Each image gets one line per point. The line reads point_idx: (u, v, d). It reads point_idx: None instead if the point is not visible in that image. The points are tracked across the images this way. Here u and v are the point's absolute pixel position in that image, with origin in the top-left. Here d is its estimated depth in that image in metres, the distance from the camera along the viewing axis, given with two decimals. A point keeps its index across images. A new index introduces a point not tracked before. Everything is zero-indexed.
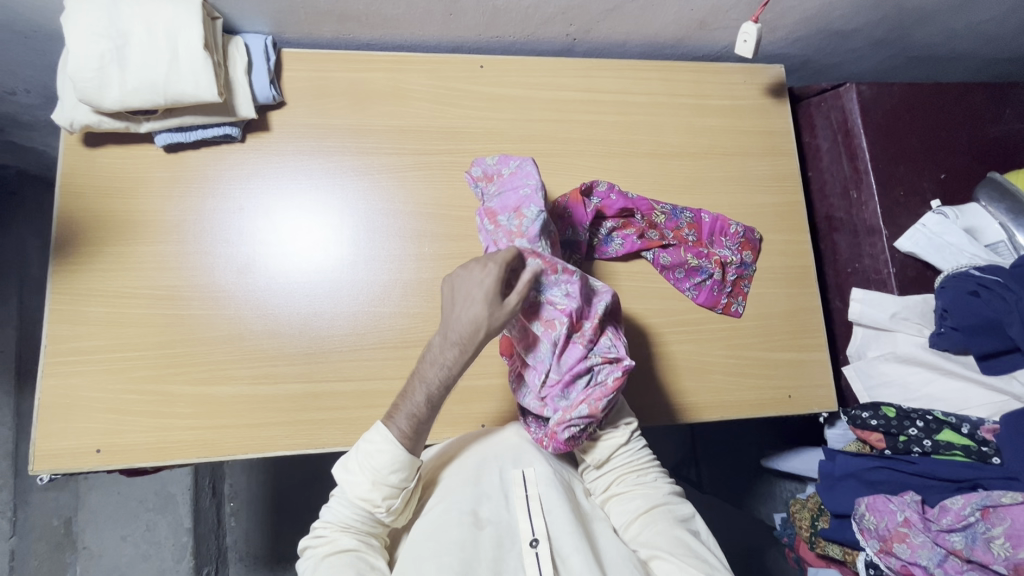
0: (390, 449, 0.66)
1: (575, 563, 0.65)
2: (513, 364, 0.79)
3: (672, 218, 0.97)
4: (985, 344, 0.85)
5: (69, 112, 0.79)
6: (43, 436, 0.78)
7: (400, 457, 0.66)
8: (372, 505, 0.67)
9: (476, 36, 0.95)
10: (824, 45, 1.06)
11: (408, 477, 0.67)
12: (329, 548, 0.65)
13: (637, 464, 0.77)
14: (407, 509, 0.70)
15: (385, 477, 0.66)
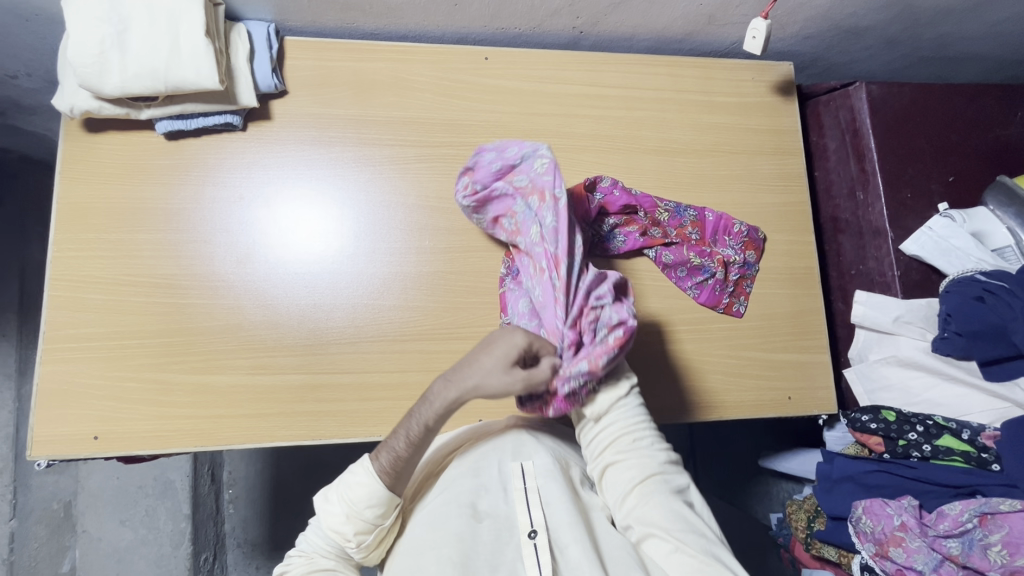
0: (370, 488, 0.66)
1: (573, 555, 0.65)
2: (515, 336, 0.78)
3: (675, 216, 0.96)
4: (988, 350, 0.83)
5: (69, 98, 0.78)
6: (42, 422, 0.78)
7: (377, 493, 0.66)
8: (346, 538, 0.67)
9: (482, 27, 0.94)
10: (834, 43, 1.04)
11: (384, 514, 0.67)
12: (304, 568, 0.66)
13: (632, 429, 0.73)
14: (382, 544, 0.69)
15: (360, 511, 0.66)
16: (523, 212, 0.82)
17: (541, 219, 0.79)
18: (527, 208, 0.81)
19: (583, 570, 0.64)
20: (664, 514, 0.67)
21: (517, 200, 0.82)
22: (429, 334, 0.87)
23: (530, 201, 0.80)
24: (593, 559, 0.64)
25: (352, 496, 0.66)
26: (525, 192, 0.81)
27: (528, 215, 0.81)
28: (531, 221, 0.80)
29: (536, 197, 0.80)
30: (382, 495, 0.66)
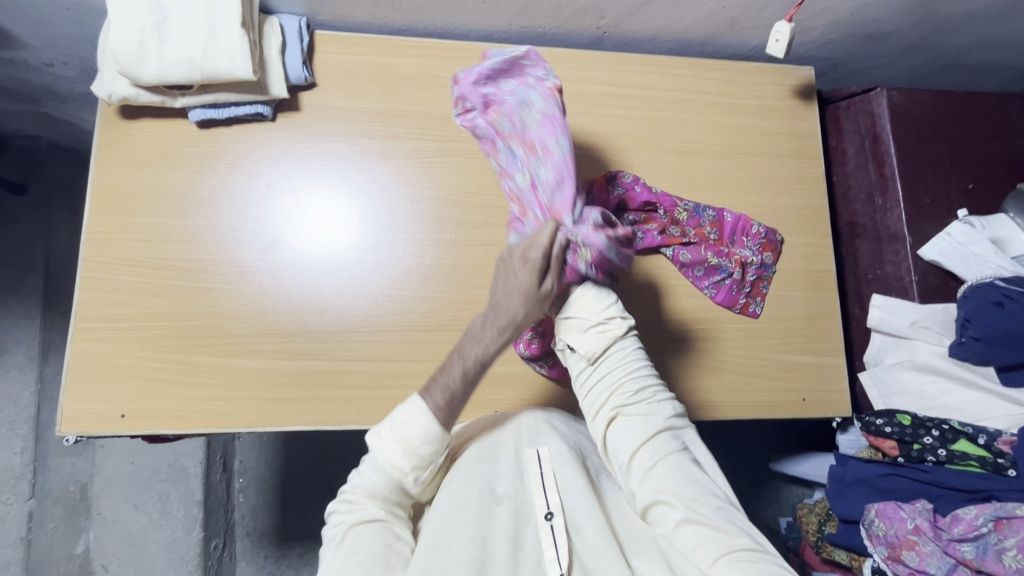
0: (424, 428, 0.67)
1: (589, 535, 0.66)
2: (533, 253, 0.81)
3: (694, 216, 0.97)
4: (1006, 355, 0.84)
5: (108, 85, 0.81)
6: (69, 399, 0.80)
7: (433, 430, 0.67)
8: (402, 478, 0.67)
9: (507, 25, 0.95)
10: (856, 49, 1.05)
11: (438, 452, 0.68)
12: (357, 515, 0.66)
13: (632, 379, 0.73)
14: (432, 484, 0.71)
15: (417, 448, 0.67)
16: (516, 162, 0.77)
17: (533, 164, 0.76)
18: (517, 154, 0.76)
19: (600, 550, 0.65)
20: (670, 475, 0.67)
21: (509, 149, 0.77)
22: (447, 325, 0.88)
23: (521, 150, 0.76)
24: (610, 538, 0.66)
25: (403, 433, 0.67)
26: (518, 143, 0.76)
27: (517, 162, 0.77)
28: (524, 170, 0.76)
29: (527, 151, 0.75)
30: (437, 434, 0.67)
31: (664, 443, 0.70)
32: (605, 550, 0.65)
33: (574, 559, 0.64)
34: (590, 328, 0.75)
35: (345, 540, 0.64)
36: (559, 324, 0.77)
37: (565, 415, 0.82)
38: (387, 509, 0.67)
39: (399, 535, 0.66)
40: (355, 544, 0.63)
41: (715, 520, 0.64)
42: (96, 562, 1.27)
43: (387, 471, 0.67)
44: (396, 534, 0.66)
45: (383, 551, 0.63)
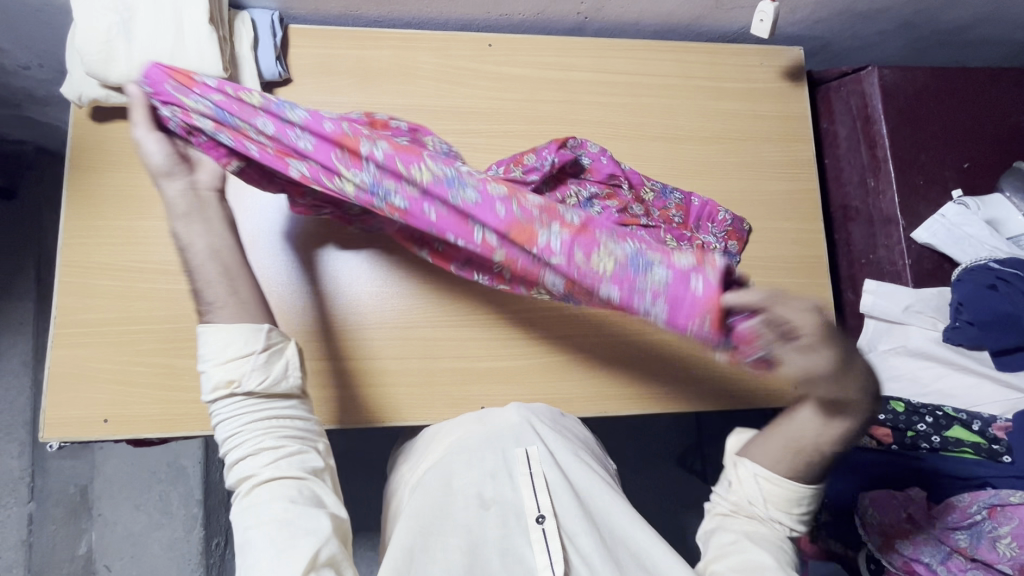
0: (226, 336, 0.58)
1: (584, 544, 0.66)
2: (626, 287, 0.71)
3: (660, 197, 0.93)
4: (1001, 340, 0.82)
5: (77, 87, 0.80)
6: (53, 404, 0.79)
7: (238, 325, 0.59)
8: (236, 393, 0.58)
9: (486, 13, 0.93)
10: (847, 27, 1.02)
11: (252, 340, 0.59)
12: (250, 482, 0.57)
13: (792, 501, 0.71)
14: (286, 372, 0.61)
15: (235, 355, 0.58)
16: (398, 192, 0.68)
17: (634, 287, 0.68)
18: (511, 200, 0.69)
19: (594, 558, 0.65)
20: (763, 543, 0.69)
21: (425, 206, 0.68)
22: (431, 321, 0.87)
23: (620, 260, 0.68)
24: (603, 551, 0.65)
25: (205, 353, 0.58)
26: (555, 213, 0.69)
27: (639, 263, 0.67)
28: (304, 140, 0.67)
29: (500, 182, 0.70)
30: (240, 329, 0.59)
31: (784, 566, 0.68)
32: (598, 559, 0.65)
33: (568, 568, 0.64)
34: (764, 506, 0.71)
35: (246, 513, 0.56)
36: (745, 470, 0.72)
37: (552, 409, 0.82)
38: (269, 460, 0.58)
39: (297, 483, 0.58)
40: (254, 511, 0.56)
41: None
42: (99, 563, 1.28)
43: (220, 408, 0.59)
44: (300, 486, 0.58)
45: (286, 515, 0.55)
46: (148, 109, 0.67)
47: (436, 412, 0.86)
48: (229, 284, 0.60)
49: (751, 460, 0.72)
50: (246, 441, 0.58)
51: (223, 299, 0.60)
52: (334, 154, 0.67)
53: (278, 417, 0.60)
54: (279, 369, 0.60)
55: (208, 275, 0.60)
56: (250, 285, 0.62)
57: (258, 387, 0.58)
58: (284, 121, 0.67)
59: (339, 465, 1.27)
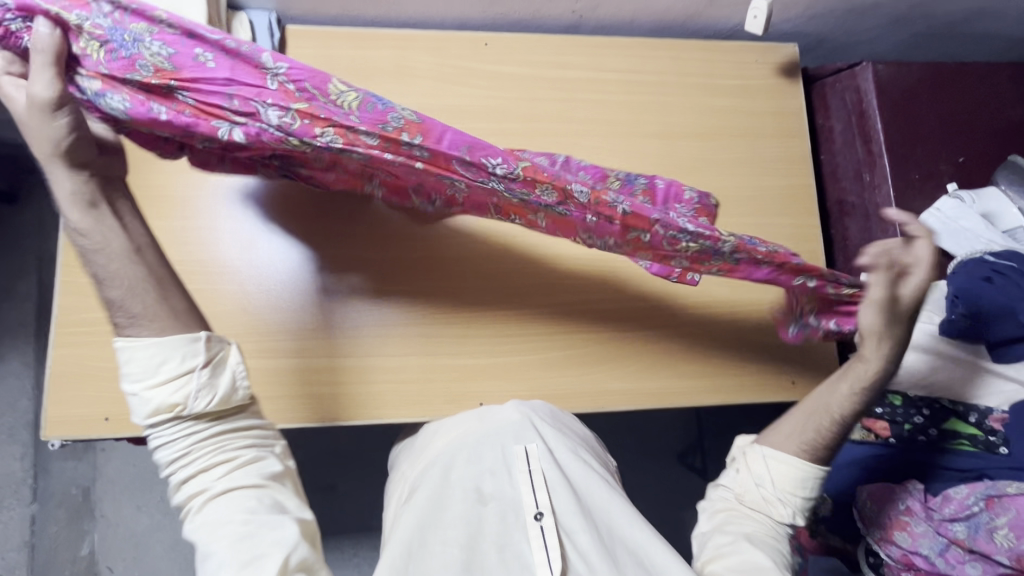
0: (159, 351, 0.54)
1: (582, 541, 0.66)
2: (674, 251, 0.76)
3: (625, 184, 0.83)
4: (999, 332, 0.82)
5: None
6: (55, 403, 0.80)
7: (171, 337, 0.55)
8: (180, 417, 0.54)
9: (481, 13, 0.94)
10: (841, 23, 1.03)
11: (189, 351, 0.55)
12: (201, 497, 0.54)
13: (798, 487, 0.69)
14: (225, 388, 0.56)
15: (165, 369, 0.54)
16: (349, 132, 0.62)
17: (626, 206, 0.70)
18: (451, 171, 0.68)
19: (592, 555, 0.66)
20: (755, 532, 0.67)
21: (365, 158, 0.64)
22: (430, 319, 0.88)
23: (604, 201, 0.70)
24: (602, 548, 0.66)
25: (133, 373, 0.54)
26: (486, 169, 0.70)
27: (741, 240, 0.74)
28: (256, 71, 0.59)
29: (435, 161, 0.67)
30: (174, 342, 0.54)
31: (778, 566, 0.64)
32: (596, 555, 0.66)
33: (566, 564, 0.65)
34: (768, 492, 0.70)
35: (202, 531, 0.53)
36: (754, 453, 0.72)
37: (551, 407, 0.82)
38: (217, 473, 0.55)
39: (256, 496, 0.55)
40: (212, 529, 0.53)
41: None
42: (101, 564, 1.28)
43: (161, 429, 0.55)
44: (259, 497, 0.55)
45: (246, 525, 0.53)
46: (59, 56, 0.53)
47: (435, 408, 0.86)
48: (158, 293, 0.56)
49: (763, 442, 0.72)
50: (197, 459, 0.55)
51: (152, 311, 0.55)
52: (239, 77, 0.57)
53: (229, 431, 0.56)
54: (225, 384, 0.56)
55: (130, 281, 0.55)
56: (178, 294, 0.57)
57: (198, 408, 0.54)
58: (217, 45, 0.56)
59: (340, 465, 1.28)
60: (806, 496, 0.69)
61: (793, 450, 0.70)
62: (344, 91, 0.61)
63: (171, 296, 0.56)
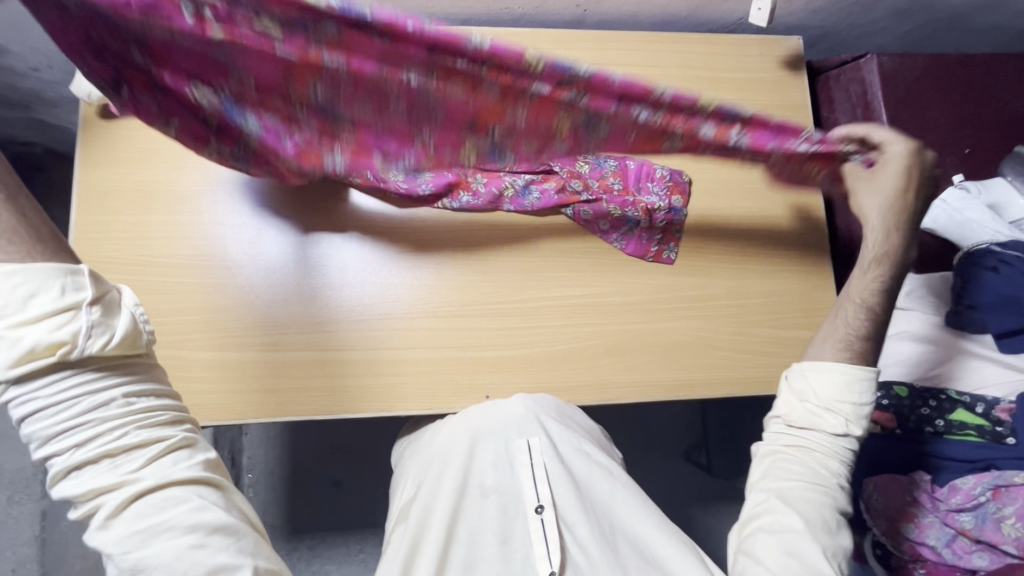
0: (26, 280, 0.41)
1: (581, 533, 0.68)
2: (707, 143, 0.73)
3: (595, 167, 0.96)
4: (1006, 322, 0.81)
5: (85, 85, 0.83)
6: None
7: (45, 267, 0.41)
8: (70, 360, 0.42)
9: (485, 7, 0.95)
10: (845, 16, 1.02)
11: (70, 283, 0.42)
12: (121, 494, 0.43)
13: (843, 407, 0.69)
14: (106, 325, 0.43)
15: (41, 299, 0.41)
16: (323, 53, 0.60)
17: (584, 74, 0.62)
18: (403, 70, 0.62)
19: (592, 547, 0.67)
20: (790, 474, 0.68)
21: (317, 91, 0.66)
22: (436, 312, 0.88)
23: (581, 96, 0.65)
24: (601, 540, 0.68)
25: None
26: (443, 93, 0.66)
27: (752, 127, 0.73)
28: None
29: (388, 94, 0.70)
30: (42, 269, 0.41)
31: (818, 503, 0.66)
32: (596, 547, 0.67)
33: (565, 557, 0.67)
34: (812, 406, 0.69)
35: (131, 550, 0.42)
36: (790, 372, 0.72)
37: (557, 401, 0.81)
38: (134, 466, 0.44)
39: (192, 490, 0.45)
40: (144, 540, 0.42)
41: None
42: None
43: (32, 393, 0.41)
44: (199, 493, 0.45)
45: (188, 534, 0.43)
46: None
47: (442, 400, 0.86)
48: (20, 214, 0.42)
49: (801, 360, 0.73)
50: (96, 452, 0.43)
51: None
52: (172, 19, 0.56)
53: (136, 405, 0.45)
54: (129, 324, 0.45)
55: None
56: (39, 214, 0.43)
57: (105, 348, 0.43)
58: None
59: (345, 460, 1.28)
60: (855, 403, 0.68)
61: (833, 355, 0.72)
62: None
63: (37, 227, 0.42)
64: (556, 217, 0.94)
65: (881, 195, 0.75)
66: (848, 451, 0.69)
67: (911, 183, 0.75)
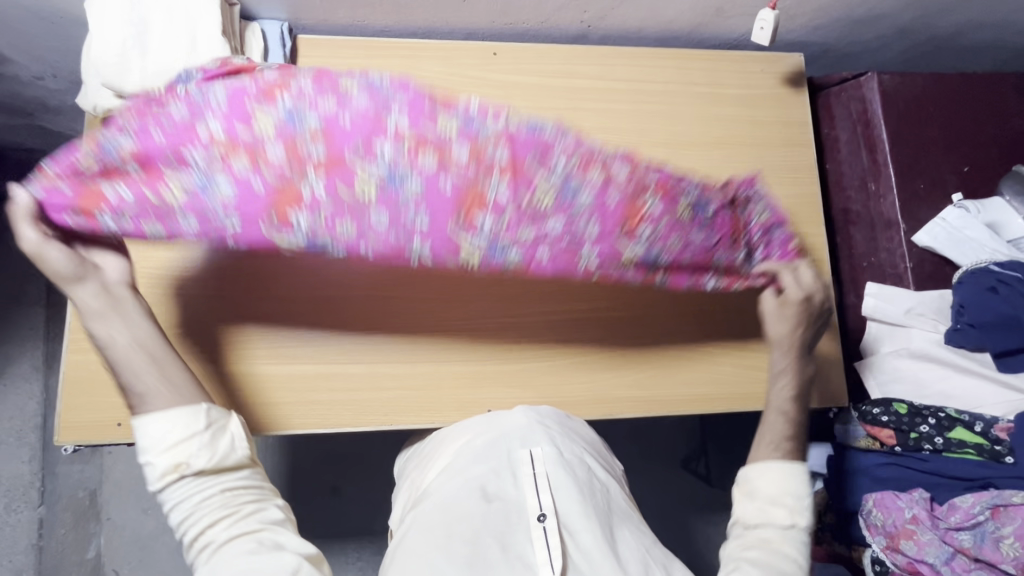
0: (168, 427, 0.60)
1: (584, 540, 0.66)
2: (671, 211, 0.73)
3: None
4: (1002, 341, 0.84)
5: (91, 98, 0.81)
6: (67, 409, 0.81)
7: (183, 410, 0.61)
8: (183, 476, 0.60)
9: (490, 22, 0.95)
10: (846, 33, 1.03)
11: (192, 421, 0.61)
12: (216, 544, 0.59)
13: (788, 495, 0.69)
14: (217, 448, 0.61)
15: (176, 439, 0.60)
16: (316, 186, 0.62)
17: (588, 204, 0.69)
18: (413, 177, 0.64)
19: (595, 555, 0.65)
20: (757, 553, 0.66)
21: (394, 96, 0.66)
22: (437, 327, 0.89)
23: (553, 232, 0.68)
24: (604, 545, 0.65)
25: (145, 447, 0.59)
26: (490, 162, 0.66)
27: (699, 204, 0.75)
28: (195, 221, 0.63)
29: (424, 151, 0.64)
30: (180, 414, 0.60)
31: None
32: (598, 552, 0.65)
33: (566, 561, 0.64)
34: (760, 503, 0.70)
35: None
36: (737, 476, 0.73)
37: (559, 413, 0.82)
38: (226, 527, 0.59)
39: (254, 539, 0.59)
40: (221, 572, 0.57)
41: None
42: (107, 566, 1.29)
43: (168, 494, 0.60)
44: (269, 540, 0.60)
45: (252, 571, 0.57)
46: None
47: (443, 413, 0.87)
48: (159, 371, 0.63)
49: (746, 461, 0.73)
50: (202, 512, 0.59)
51: (154, 387, 0.62)
52: (152, 198, 0.62)
53: (228, 488, 0.61)
54: (227, 444, 0.62)
55: (134, 366, 0.63)
56: (175, 368, 0.65)
57: (206, 467, 0.60)
58: (138, 158, 0.62)
59: (344, 468, 1.28)
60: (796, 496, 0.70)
61: (768, 455, 0.73)
62: (264, 120, 0.62)
63: (175, 380, 0.63)
64: None
65: (782, 325, 0.79)
66: (802, 542, 0.68)
67: (809, 322, 0.79)
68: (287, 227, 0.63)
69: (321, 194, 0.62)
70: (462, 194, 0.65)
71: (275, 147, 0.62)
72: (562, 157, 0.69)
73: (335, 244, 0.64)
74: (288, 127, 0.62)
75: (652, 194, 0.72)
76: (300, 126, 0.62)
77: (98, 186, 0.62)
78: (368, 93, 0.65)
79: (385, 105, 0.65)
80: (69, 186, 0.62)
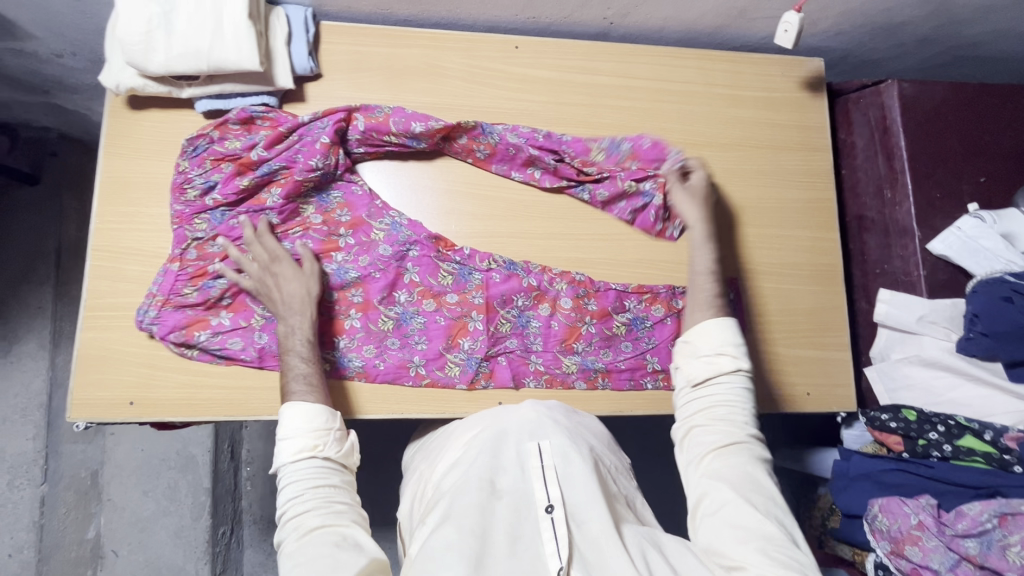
0: (309, 421, 0.72)
1: (591, 528, 0.66)
2: (601, 329, 0.92)
3: (610, 153, 0.94)
4: (1015, 352, 0.84)
5: (115, 75, 0.80)
6: (80, 386, 0.81)
7: (321, 407, 0.74)
8: (312, 456, 0.71)
9: (513, 16, 0.94)
10: (868, 39, 1.03)
11: (331, 420, 0.74)
12: (308, 526, 0.66)
13: None
14: (343, 448, 0.74)
15: (309, 430, 0.72)
16: (355, 321, 0.87)
17: (536, 327, 0.91)
18: (419, 316, 0.89)
19: (602, 543, 0.65)
20: None
21: (409, 251, 0.90)
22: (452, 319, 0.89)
23: (513, 347, 0.90)
24: (611, 531, 0.66)
25: (285, 429, 0.72)
26: (471, 304, 0.90)
27: (638, 323, 0.93)
28: (268, 338, 0.85)
29: (427, 299, 0.90)
30: (318, 408, 0.73)
31: (747, 461, 0.73)
32: (608, 542, 0.65)
33: (574, 552, 0.64)
34: None
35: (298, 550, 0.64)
36: None
37: (564, 406, 0.83)
38: (326, 512, 0.68)
39: (341, 532, 0.66)
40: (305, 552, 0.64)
41: (758, 565, 0.64)
42: (106, 547, 1.28)
43: (293, 468, 0.71)
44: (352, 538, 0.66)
45: (332, 552, 0.64)
46: None
47: (455, 405, 0.87)
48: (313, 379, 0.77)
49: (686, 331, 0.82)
50: (310, 494, 0.69)
51: (306, 389, 0.76)
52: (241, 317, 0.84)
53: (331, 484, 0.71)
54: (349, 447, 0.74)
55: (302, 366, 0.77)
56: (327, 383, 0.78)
57: (333, 456, 0.72)
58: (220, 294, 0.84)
59: None
60: None
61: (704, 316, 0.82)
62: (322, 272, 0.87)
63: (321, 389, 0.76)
64: (575, 228, 0.94)
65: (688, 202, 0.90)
66: None
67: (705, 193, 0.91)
68: (330, 346, 0.85)
69: (358, 324, 0.87)
70: (450, 325, 0.89)
71: (330, 294, 0.87)
72: (519, 297, 0.91)
73: (360, 359, 0.85)
74: (336, 280, 0.87)
75: (587, 319, 0.92)
76: (345, 278, 0.87)
77: (199, 316, 0.83)
78: (389, 241, 0.89)
79: (402, 255, 0.90)
80: (176, 312, 0.82)
